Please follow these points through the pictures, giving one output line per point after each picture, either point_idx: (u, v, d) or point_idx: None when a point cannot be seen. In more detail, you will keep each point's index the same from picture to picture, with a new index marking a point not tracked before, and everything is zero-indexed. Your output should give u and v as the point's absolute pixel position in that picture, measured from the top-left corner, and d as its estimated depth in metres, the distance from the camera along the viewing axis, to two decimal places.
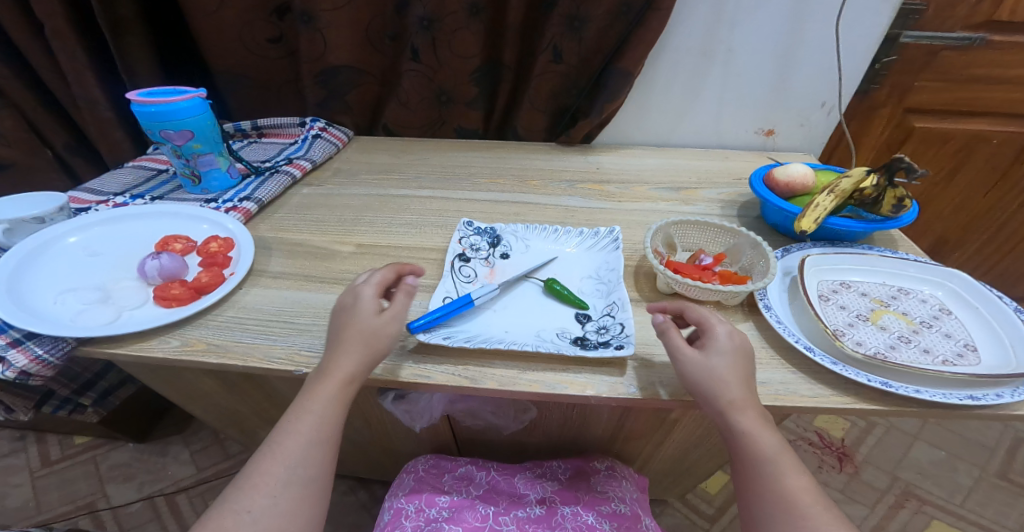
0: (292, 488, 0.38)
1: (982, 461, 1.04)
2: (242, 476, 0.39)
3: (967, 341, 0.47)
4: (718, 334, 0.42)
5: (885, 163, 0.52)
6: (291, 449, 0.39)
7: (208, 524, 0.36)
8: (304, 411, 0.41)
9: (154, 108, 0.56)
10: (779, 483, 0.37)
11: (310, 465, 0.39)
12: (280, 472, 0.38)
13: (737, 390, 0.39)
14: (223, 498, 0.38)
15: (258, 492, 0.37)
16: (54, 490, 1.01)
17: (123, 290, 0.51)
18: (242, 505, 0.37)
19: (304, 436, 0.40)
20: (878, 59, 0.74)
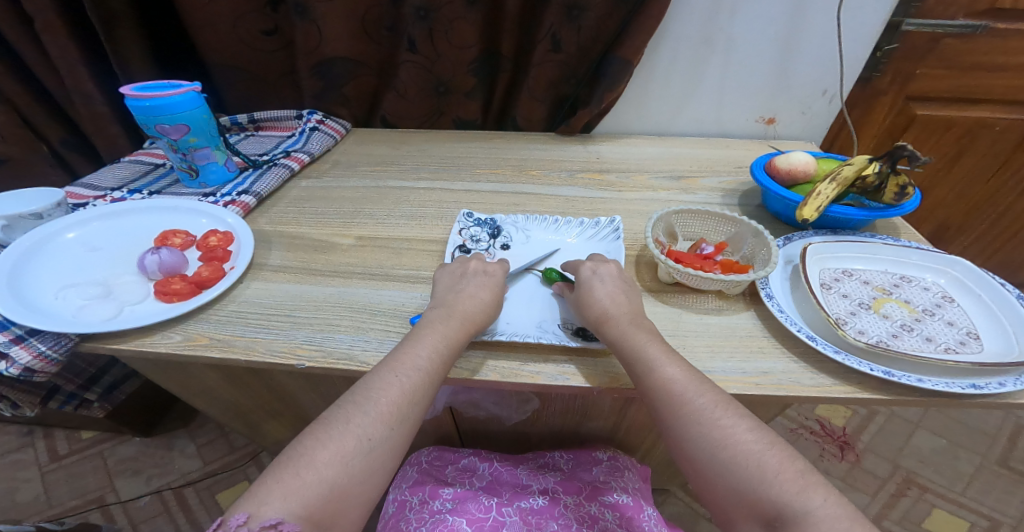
0: (388, 446, 0.36)
1: (983, 449, 1.04)
2: (340, 412, 0.37)
3: (969, 328, 0.46)
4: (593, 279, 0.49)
5: (887, 151, 0.51)
6: (390, 404, 0.37)
7: (316, 452, 0.34)
8: (409, 368, 0.40)
9: (149, 102, 0.55)
10: (674, 395, 0.38)
11: (404, 425, 0.37)
12: (380, 427, 0.36)
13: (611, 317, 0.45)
14: (310, 433, 0.35)
15: (353, 442, 0.35)
16: (63, 485, 1.02)
17: (123, 286, 0.51)
18: (335, 454, 0.34)
19: (405, 394, 0.38)
20: (881, 47, 0.73)
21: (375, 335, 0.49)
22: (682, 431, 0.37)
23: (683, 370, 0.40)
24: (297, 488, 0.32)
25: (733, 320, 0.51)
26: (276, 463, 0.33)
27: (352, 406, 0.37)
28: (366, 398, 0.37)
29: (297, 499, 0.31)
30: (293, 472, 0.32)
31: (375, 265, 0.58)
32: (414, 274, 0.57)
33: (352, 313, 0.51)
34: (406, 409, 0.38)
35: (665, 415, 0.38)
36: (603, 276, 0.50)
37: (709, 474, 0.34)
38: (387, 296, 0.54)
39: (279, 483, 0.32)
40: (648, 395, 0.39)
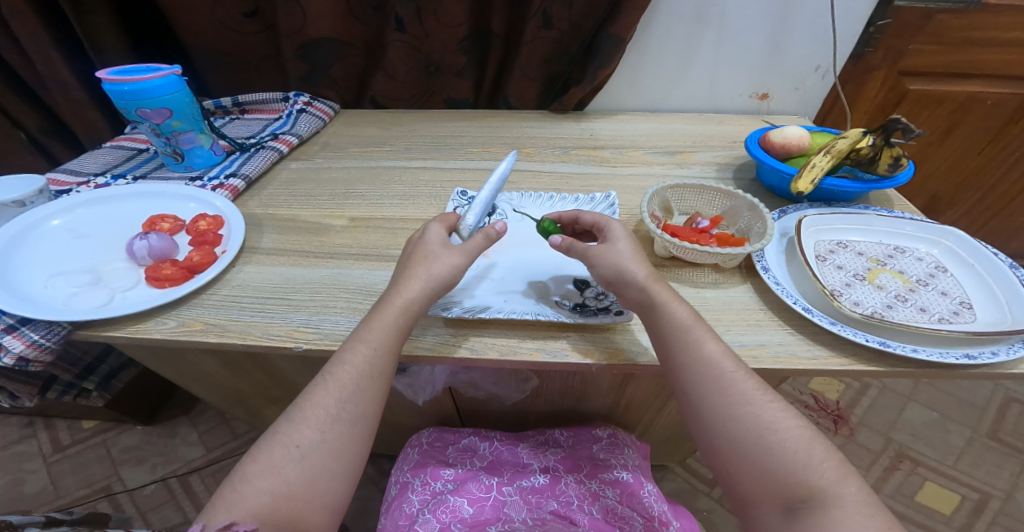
0: (321, 451, 0.36)
1: (974, 422, 1.06)
2: (284, 415, 0.38)
3: (962, 298, 0.47)
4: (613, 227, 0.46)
5: (882, 124, 0.51)
6: (317, 408, 0.37)
7: (251, 460, 0.36)
8: (336, 366, 0.39)
9: (127, 86, 0.54)
10: (722, 374, 0.38)
11: (338, 425, 0.37)
12: (309, 433, 0.36)
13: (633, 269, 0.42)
14: (266, 435, 0.37)
15: (281, 452, 0.35)
16: (69, 475, 1.03)
17: (114, 273, 0.51)
18: (265, 466, 0.35)
19: (333, 395, 0.38)
20: (873, 22, 0.72)
21: None
22: (723, 410, 0.37)
23: (724, 349, 0.39)
24: (234, 501, 0.33)
25: (729, 294, 0.51)
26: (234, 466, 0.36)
27: (286, 416, 0.38)
28: (297, 405, 0.38)
29: (239, 513, 0.32)
30: (227, 488, 0.34)
31: (369, 246, 0.57)
32: None
33: (347, 294, 0.51)
34: (340, 410, 0.38)
35: (706, 393, 0.38)
36: (616, 236, 0.45)
37: (748, 453, 0.35)
38: (383, 277, 0.53)
39: (221, 497, 0.34)
40: (684, 373, 0.39)
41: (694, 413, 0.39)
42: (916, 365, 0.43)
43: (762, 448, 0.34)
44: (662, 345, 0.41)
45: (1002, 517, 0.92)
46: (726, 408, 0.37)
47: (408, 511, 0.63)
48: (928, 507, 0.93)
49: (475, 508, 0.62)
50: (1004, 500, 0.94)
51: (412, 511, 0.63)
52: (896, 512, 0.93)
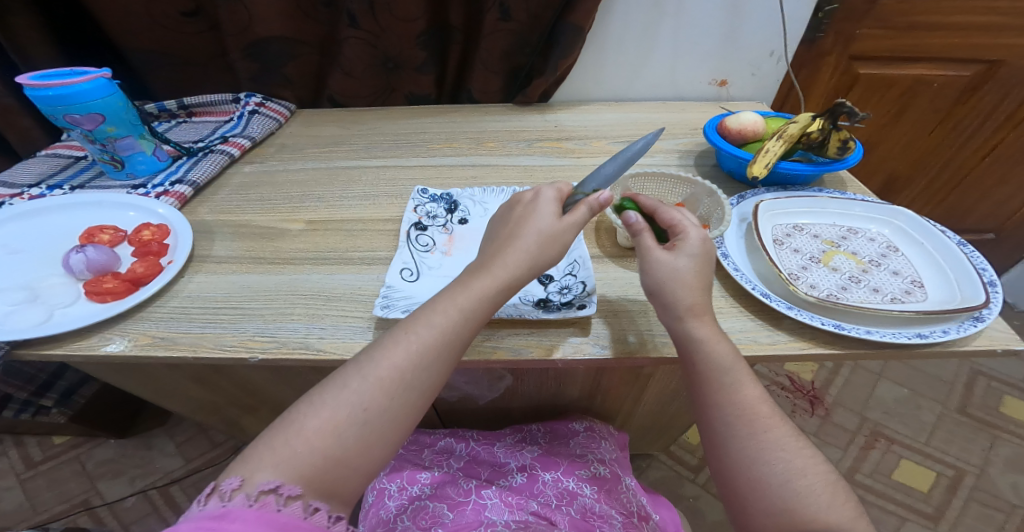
0: (386, 416, 0.33)
1: (943, 397, 1.10)
2: (351, 366, 0.35)
3: (913, 277, 0.48)
4: (690, 234, 0.43)
5: (829, 107, 0.51)
6: (391, 369, 0.34)
7: (312, 414, 0.32)
8: (424, 325, 0.37)
9: (52, 91, 0.51)
10: (757, 420, 0.37)
11: (409, 391, 0.34)
12: (379, 396, 0.33)
13: (683, 278, 0.41)
14: (330, 385, 0.34)
15: (346, 410, 0.32)
16: (45, 491, 1.00)
17: (52, 288, 0.48)
18: (326, 422, 0.32)
19: (413, 357, 0.35)
20: (821, 7, 0.73)
21: (330, 321, 0.47)
22: (753, 453, 0.36)
23: (762, 395, 0.39)
24: (286, 455, 0.30)
25: None
26: (291, 415, 0.33)
27: (355, 368, 0.35)
28: (370, 359, 0.35)
29: (286, 472, 0.30)
30: (282, 441, 0.31)
31: (327, 249, 0.56)
32: (369, 256, 0.55)
33: (305, 300, 0.50)
34: (411, 377, 0.35)
35: (736, 434, 0.37)
36: (686, 251, 0.42)
37: (772, 494, 0.34)
38: (341, 280, 0.52)
39: (273, 449, 0.31)
40: (715, 412, 0.39)
41: (717, 446, 0.39)
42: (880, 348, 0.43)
43: (786, 491, 0.34)
44: (696, 378, 0.40)
45: (976, 493, 0.95)
46: (754, 450, 0.36)
47: (386, 518, 0.62)
48: (904, 484, 0.96)
49: (456, 513, 0.60)
50: (978, 476, 0.97)
51: (390, 518, 0.62)
52: (874, 491, 0.95)
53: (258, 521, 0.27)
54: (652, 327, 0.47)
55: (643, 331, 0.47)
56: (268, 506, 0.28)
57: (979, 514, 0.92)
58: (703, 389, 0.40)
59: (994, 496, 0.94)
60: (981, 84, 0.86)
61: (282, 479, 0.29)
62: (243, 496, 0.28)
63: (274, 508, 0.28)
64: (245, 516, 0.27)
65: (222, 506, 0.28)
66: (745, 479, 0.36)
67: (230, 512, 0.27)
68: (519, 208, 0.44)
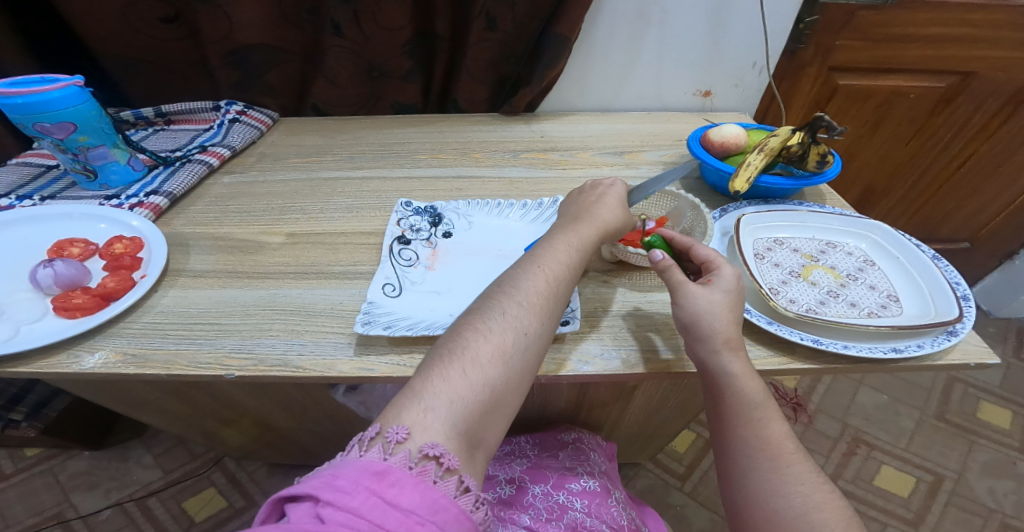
0: (538, 339, 0.35)
1: (922, 404, 1.12)
2: (492, 295, 0.37)
3: (889, 291, 0.48)
4: (723, 271, 0.43)
5: (808, 121, 0.52)
6: (538, 298, 0.37)
7: (482, 337, 0.33)
8: (551, 264, 0.41)
9: (20, 100, 0.49)
10: (780, 454, 0.36)
11: (549, 321, 0.37)
12: (532, 320, 0.36)
13: (721, 310, 0.41)
14: (480, 314, 0.35)
15: (512, 336, 0.34)
16: (15, 504, 0.96)
17: (17, 304, 0.46)
18: (497, 348, 0.33)
19: (550, 288, 0.39)
20: (802, 18, 0.74)
21: (310, 338, 0.46)
22: (773, 485, 0.35)
23: (789, 433, 0.38)
24: (461, 384, 0.30)
25: None
26: (449, 346, 0.33)
27: (506, 298, 0.37)
28: (518, 290, 0.37)
29: (466, 397, 0.30)
30: (459, 370, 0.31)
31: (309, 262, 0.55)
32: (352, 270, 0.54)
33: (284, 316, 0.49)
34: (550, 305, 0.38)
35: (760, 467, 0.36)
36: (721, 286, 0.42)
37: (784, 527, 0.33)
38: (322, 295, 0.51)
39: (443, 382, 0.30)
40: (739, 443, 0.38)
41: (736, 479, 0.38)
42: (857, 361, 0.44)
43: (802, 525, 0.33)
44: (721, 411, 0.40)
45: (955, 498, 0.96)
46: (776, 484, 0.35)
47: None
48: (885, 490, 0.98)
49: None
50: (956, 481, 0.99)
51: None
52: (857, 498, 0.96)
53: (415, 489, 0.24)
54: (679, 344, 0.47)
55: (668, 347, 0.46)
56: (428, 474, 0.25)
57: (958, 519, 0.93)
58: (727, 420, 0.39)
59: (972, 501, 0.96)
60: (955, 95, 0.88)
61: (440, 439, 0.27)
62: (404, 455, 0.26)
63: (432, 477, 0.25)
64: (404, 481, 0.24)
65: (384, 459, 0.26)
66: (762, 512, 0.35)
67: (391, 471, 0.25)
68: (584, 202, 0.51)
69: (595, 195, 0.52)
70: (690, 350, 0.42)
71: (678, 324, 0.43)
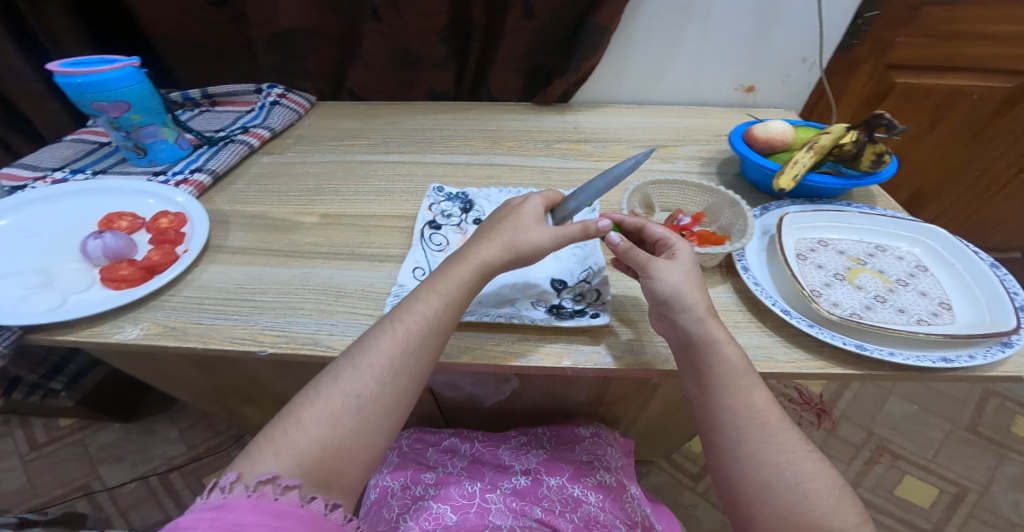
0: (379, 402, 0.34)
1: (953, 415, 1.08)
2: (343, 354, 0.36)
3: (941, 298, 0.46)
4: (680, 244, 0.44)
5: (866, 119, 0.50)
6: (381, 357, 0.35)
7: (312, 403, 0.33)
8: (406, 317, 0.38)
9: (79, 79, 0.50)
10: (766, 423, 0.36)
11: (399, 379, 0.35)
12: (371, 383, 0.34)
13: (690, 285, 0.40)
14: (325, 376, 0.35)
15: (342, 400, 0.33)
16: (46, 473, 1.01)
17: (67, 274, 0.48)
18: (322, 412, 0.32)
19: (402, 346, 0.36)
20: (861, 14, 0.71)
21: (341, 318, 0.47)
22: (762, 456, 0.35)
23: (771, 398, 0.38)
24: (284, 445, 0.31)
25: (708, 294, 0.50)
26: (287, 410, 0.33)
27: (345, 362, 0.36)
28: (359, 351, 0.36)
29: (285, 463, 0.30)
30: (281, 432, 0.31)
31: (341, 244, 0.55)
32: (382, 252, 0.55)
33: (316, 295, 0.49)
34: (401, 363, 0.36)
35: (748, 438, 0.36)
36: (684, 257, 0.42)
37: (791, 507, 0.33)
38: (354, 276, 0.52)
39: (270, 442, 0.31)
40: (725, 415, 0.37)
41: (723, 452, 0.37)
42: (891, 367, 0.42)
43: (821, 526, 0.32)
44: (704, 384, 0.39)
45: (978, 511, 0.93)
46: None
47: (387, 516, 0.61)
48: (905, 499, 0.95)
49: (459, 515, 0.59)
50: (980, 494, 0.96)
51: (391, 516, 0.61)
52: (875, 506, 0.94)
53: (255, 511, 0.26)
54: None
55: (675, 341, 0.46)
56: (266, 495, 0.28)
57: None
58: (709, 391, 0.38)
59: (995, 514, 0.93)
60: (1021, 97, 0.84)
61: (280, 472, 0.29)
62: (241, 488, 0.28)
63: (271, 497, 0.28)
64: (243, 506, 0.27)
65: (222, 499, 0.27)
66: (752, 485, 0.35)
67: (229, 503, 0.27)
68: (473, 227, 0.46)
69: (495, 219, 0.45)
70: (671, 326, 0.41)
71: (656, 304, 0.41)
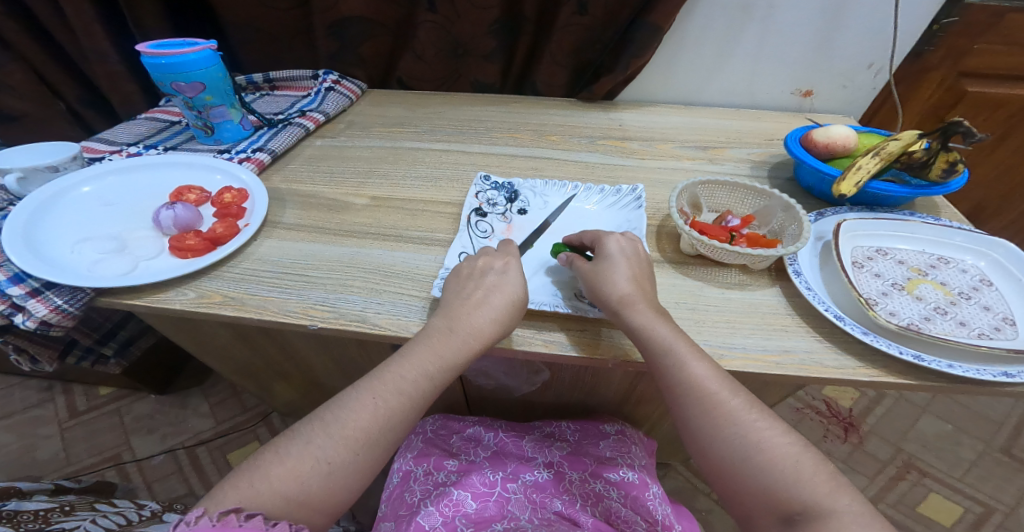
0: (349, 469, 0.34)
1: (987, 436, 1.03)
2: (322, 412, 0.36)
3: (1005, 314, 0.45)
4: (608, 241, 0.47)
5: (940, 126, 0.48)
6: (358, 427, 0.35)
7: (282, 460, 0.33)
8: (389, 390, 0.37)
9: (164, 60, 0.56)
10: (705, 395, 0.36)
11: (371, 450, 0.35)
12: (343, 451, 0.34)
13: (615, 282, 0.43)
14: (299, 437, 0.35)
15: (310, 463, 0.33)
16: (81, 442, 1.04)
17: (139, 241, 0.51)
18: (290, 471, 0.33)
19: (379, 419, 0.36)
20: (938, 20, 0.68)
21: (388, 298, 0.48)
22: (710, 430, 0.35)
23: (712, 370, 0.38)
24: (248, 496, 0.31)
25: (756, 296, 0.50)
26: (259, 458, 0.34)
27: (320, 424, 0.35)
28: (335, 417, 0.36)
29: (248, 501, 0.31)
30: (248, 483, 0.32)
31: (389, 226, 0.57)
32: (429, 237, 0.56)
33: (364, 274, 0.50)
34: (376, 436, 0.36)
35: (690, 413, 0.37)
36: (605, 253, 0.46)
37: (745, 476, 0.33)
38: (402, 258, 0.53)
39: (236, 488, 0.32)
40: (672, 393, 0.38)
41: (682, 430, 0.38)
42: (940, 378, 0.41)
43: None
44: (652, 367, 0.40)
45: None
46: None
47: (409, 501, 0.62)
48: (926, 517, 0.92)
49: (479, 503, 0.59)
50: (1006, 515, 0.92)
51: (413, 501, 0.62)
52: (896, 521, 0.91)
53: None
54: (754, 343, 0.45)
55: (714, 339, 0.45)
56: (229, 522, 0.29)
57: None
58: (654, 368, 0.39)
59: None
60: None
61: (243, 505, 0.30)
62: (205, 519, 0.28)
63: (235, 524, 0.29)
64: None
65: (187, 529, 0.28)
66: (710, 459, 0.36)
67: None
68: (454, 289, 0.44)
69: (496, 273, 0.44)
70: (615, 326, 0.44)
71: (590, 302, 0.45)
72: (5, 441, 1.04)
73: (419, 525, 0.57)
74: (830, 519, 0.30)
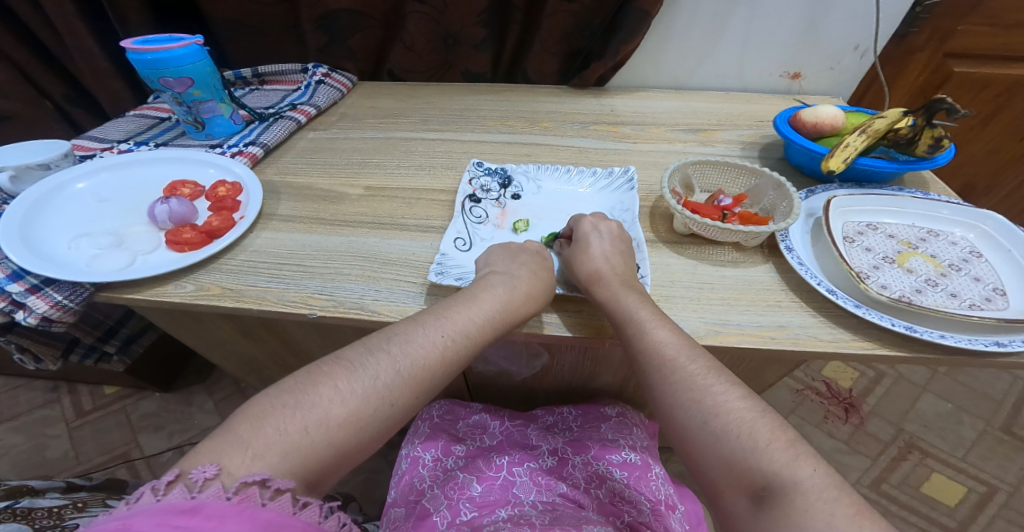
0: (405, 411, 0.33)
1: (987, 415, 1.04)
2: (380, 345, 0.34)
3: (995, 285, 0.45)
4: (581, 223, 0.50)
5: (924, 103, 0.48)
6: (423, 369, 0.34)
7: (344, 395, 0.30)
8: (456, 331, 0.38)
9: (150, 55, 0.56)
10: (665, 362, 0.37)
11: (426, 394, 0.35)
12: (406, 393, 0.33)
13: (597, 258, 0.45)
14: (362, 369, 0.32)
15: (376, 403, 0.31)
16: (89, 441, 1.05)
17: (135, 236, 0.52)
18: (351, 414, 0.30)
19: (443, 363, 0.36)
20: (921, 1, 0.69)
21: (385, 285, 0.48)
22: (670, 397, 0.35)
23: (673, 337, 0.38)
24: (297, 443, 0.27)
25: (749, 273, 0.50)
26: (311, 388, 0.30)
27: (386, 359, 0.33)
28: (403, 353, 0.34)
29: (273, 462, 0.26)
30: (303, 425, 0.28)
31: (384, 215, 0.57)
32: (424, 224, 0.56)
33: (360, 262, 0.51)
34: (435, 380, 0.35)
35: (654, 381, 0.37)
36: (608, 231, 0.49)
37: (693, 435, 0.33)
38: (398, 245, 0.53)
39: (278, 434, 0.27)
40: (637, 360, 0.39)
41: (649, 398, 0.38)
42: (935, 350, 0.42)
43: None
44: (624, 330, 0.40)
45: (1006, 511, 0.91)
46: None
47: (419, 487, 0.63)
48: (932, 497, 0.93)
49: (484, 487, 0.59)
50: (1010, 494, 0.93)
51: (423, 487, 0.63)
52: (898, 502, 0.93)
53: (240, 517, 0.22)
54: (749, 319, 0.46)
55: (711, 316, 0.46)
56: (251, 499, 0.23)
57: None
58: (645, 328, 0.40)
59: None
60: None
61: (272, 473, 0.25)
62: (218, 488, 0.23)
63: (258, 503, 0.23)
64: (225, 511, 0.22)
65: (190, 498, 0.22)
66: (670, 425, 0.35)
67: (202, 506, 0.22)
68: (492, 258, 0.46)
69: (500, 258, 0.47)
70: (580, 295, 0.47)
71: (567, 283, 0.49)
72: (14, 442, 1.05)
73: (426, 509, 0.57)
74: (794, 495, 0.27)
